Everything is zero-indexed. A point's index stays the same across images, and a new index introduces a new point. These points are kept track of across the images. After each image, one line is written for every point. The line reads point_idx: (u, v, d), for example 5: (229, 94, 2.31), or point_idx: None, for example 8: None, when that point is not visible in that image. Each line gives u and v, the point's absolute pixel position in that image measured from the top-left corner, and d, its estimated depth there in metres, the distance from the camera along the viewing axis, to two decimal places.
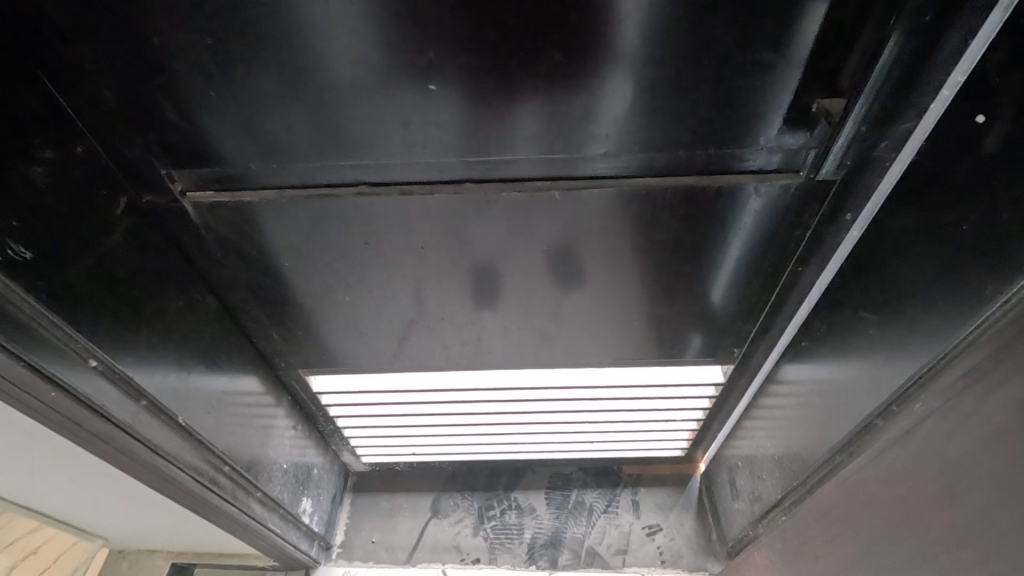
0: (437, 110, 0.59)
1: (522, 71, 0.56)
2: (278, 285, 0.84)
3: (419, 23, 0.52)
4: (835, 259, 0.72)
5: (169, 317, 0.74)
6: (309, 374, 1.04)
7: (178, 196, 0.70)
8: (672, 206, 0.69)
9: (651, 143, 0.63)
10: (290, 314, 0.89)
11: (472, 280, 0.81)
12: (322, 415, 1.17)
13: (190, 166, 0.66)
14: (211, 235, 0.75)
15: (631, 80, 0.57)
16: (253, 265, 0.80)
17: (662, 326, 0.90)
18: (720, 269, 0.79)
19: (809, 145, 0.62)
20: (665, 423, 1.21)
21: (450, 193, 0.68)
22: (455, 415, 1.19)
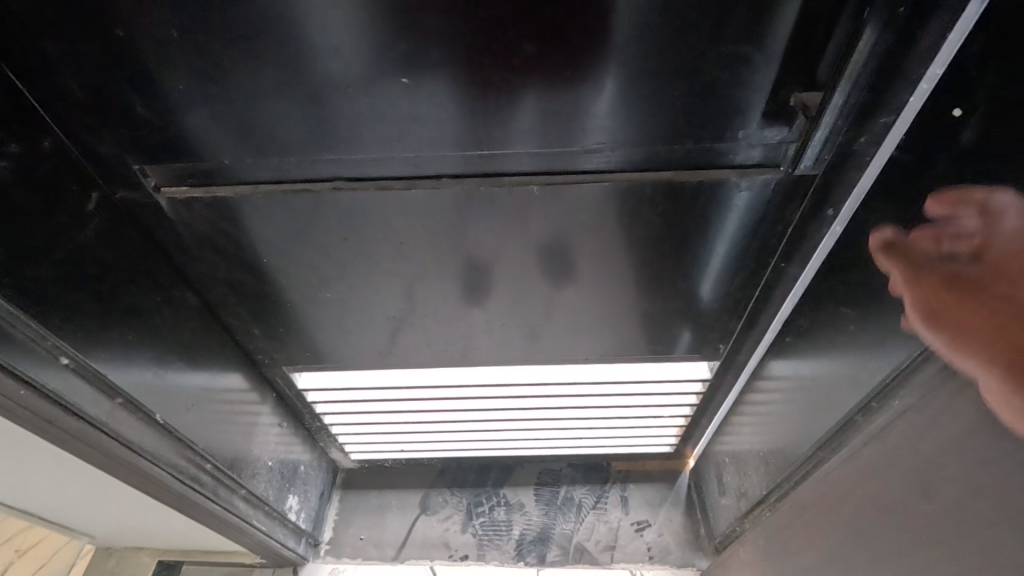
0: (411, 105, 0.59)
1: (494, 64, 0.55)
2: (258, 282, 0.83)
3: (389, 16, 0.51)
4: (818, 256, 0.72)
5: (145, 314, 0.74)
6: (293, 371, 1.04)
7: (153, 192, 0.69)
8: (652, 202, 0.68)
9: (629, 138, 0.62)
10: (272, 311, 0.89)
11: (454, 276, 0.81)
12: (308, 412, 1.17)
13: (163, 161, 0.66)
14: (187, 231, 0.75)
15: (606, 74, 0.56)
16: (232, 261, 0.79)
17: (646, 322, 0.90)
18: (703, 265, 0.78)
19: (788, 139, 0.62)
20: (653, 420, 1.21)
21: (428, 188, 0.67)
22: (442, 412, 1.19)
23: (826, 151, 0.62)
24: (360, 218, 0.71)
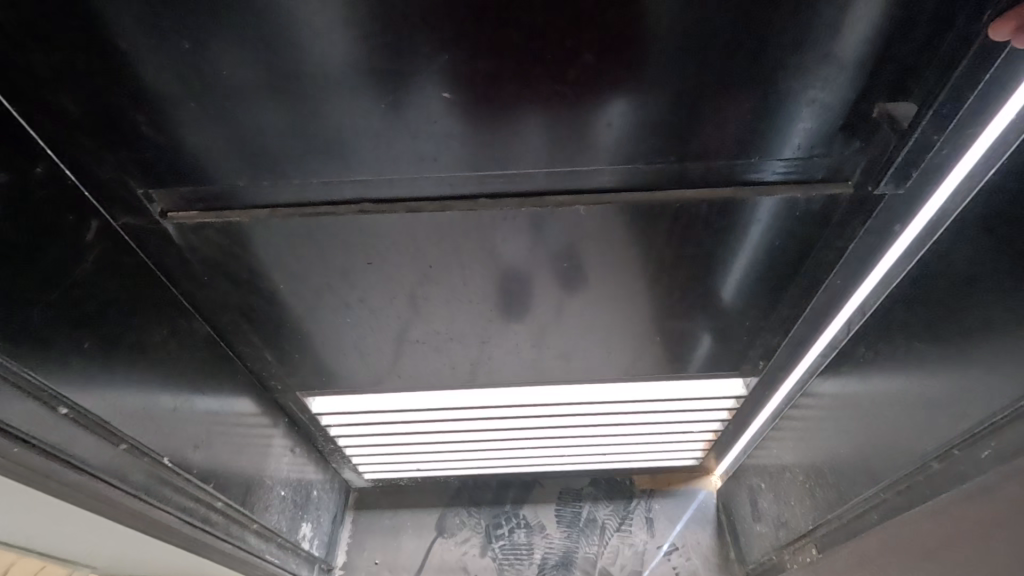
0: (449, 121, 0.53)
1: (543, 74, 0.50)
2: (273, 306, 0.78)
3: (428, 22, 0.46)
4: (878, 277, 0.68)
5: (150, 348, 0.68)
6: (306, 396, 0.99)
7: (160, 217, 0.65)
8: (703, 221, 0.64)
9: (684, 154, 0.57)
10: (287, 335, 0.84)
11: (485, 299, 0.76)
12: (322, 435, 1.12)
13: (168, 183, 0.62)
14: (195, 256, 0.70)
15: (665, 85, 0.51)
16: (246, 285, 0.75)
17: (682, 342, 0.86)
18: (749, 283, 0.74)
19: (861, 152, 0.58)
20: (681, 436, 1.16)
21: (464, 212, 0.62)
22: (463, 432, 1.14)
23: (903, 165, 0.58)
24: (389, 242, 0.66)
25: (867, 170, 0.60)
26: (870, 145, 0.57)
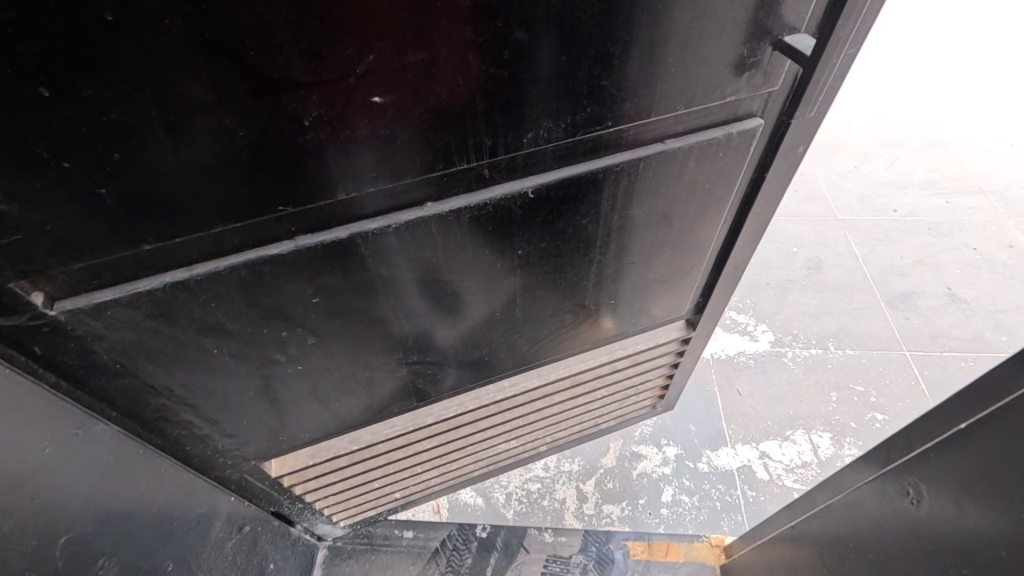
0: (384, 121, 0.60)
1: (466, 63, 0.59)
2: (205, 374, 0.76)
3: (348, 28, 0.52)
4: (779, 182, 0.99)
5: (19, 481, 0.62)
6: (265, 462, 0.99)
7: (46, 307, 0.57)
8: (632, 175, 0.82)
9: (603, 119, 0.72)
10: (226, 406, 0.82)
11: (447, 306, 0.91)
12: (286, 497, 1.11)
13: (54, 266, 0.55)
14: (102, 346, 0.64)
15: (583, 58, 0.64)
16: (169, 366, 0.71)
17: (629, 293, 1.10)
18: (668, 231, 0.98)
19: (759, 94, 0.81)
20: (637, 377, 1.37)
21: (413, 214, 0.72)
22: (437, 450, 1.25)
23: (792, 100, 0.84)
24: (338, 260, 0.72)
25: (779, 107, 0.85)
26: (767, 87, 0.81)
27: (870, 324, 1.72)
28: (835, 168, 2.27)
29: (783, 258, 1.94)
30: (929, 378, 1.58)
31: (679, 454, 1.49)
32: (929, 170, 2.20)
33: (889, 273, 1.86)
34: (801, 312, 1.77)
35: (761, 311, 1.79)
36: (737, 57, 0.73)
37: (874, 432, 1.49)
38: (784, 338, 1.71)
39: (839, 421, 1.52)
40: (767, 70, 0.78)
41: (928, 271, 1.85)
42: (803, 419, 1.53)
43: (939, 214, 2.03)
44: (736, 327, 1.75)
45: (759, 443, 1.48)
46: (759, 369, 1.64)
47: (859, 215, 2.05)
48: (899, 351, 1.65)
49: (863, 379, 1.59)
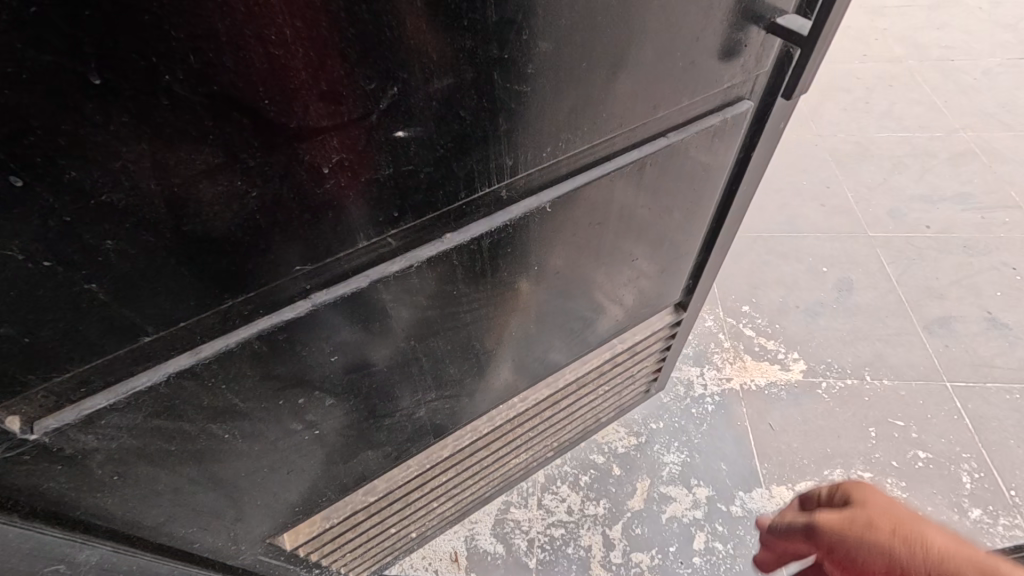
0: (407, 158, 0.52)
1: (490, 84, 0.52)
2: (214, 463, 0.66)
3: (370, 58, 0.44)
4: (763, 159, 0.93)
5: None
6: (274, 538, 0.90)
7: (25, 431, 0.48)
8: (642, 173, 0.76)
9: (619, 122, 0.66)
10: (235, 489, 0.73)
11: (463, 342, 0.83)
12: (303, 567, 1.01)
13: (35, 380, 0.46)
14: (97, 458, 0.55)
15: (600, 63, 0.57)
16: (173, 462, 0.62)
17: (633, 292, 1.03)
18: (669, 225, 0.92)
19: (751, 76, 0.75)
20: (630, 368, 1.31)
21: (433, 249, 0.64)
22: (450, 481, 1.17)
23: (778, 82, 0.79)
24: (360, 315, 0.64)
25: (769, 85, 0.79)
26: (755, 70, 0.75)
27: (907, 350, 1.64)
28: (864, 178, 2.14)
29: (812, 278, 1.83)
30: (972, 412, 1.50)
31: (710, 497, 1.40)
32: (962, 183, 2.10)
33: (925, 295, 1.77)
34: (834, 339, 1.67)
35: (791, 336, 1.69)
36: (732, 43, 0.67)
37: (916, 471, 1.41)
38: (817, 366, 1.62)
39: (879, 459, 1.44)
40: (759, 52, 0.72)
41: (966, 293, 1.76)
42: (841, 457, 1.45)
43: (973, 230, 1.94)
44: (766, 355, 1.65)
45: (795, 484, 1.41)
46: (792, 401, 1.55)
47: (890, 231, 1.95)
48: (940, 382, 1.56)
49: (903, 413, 1.51)
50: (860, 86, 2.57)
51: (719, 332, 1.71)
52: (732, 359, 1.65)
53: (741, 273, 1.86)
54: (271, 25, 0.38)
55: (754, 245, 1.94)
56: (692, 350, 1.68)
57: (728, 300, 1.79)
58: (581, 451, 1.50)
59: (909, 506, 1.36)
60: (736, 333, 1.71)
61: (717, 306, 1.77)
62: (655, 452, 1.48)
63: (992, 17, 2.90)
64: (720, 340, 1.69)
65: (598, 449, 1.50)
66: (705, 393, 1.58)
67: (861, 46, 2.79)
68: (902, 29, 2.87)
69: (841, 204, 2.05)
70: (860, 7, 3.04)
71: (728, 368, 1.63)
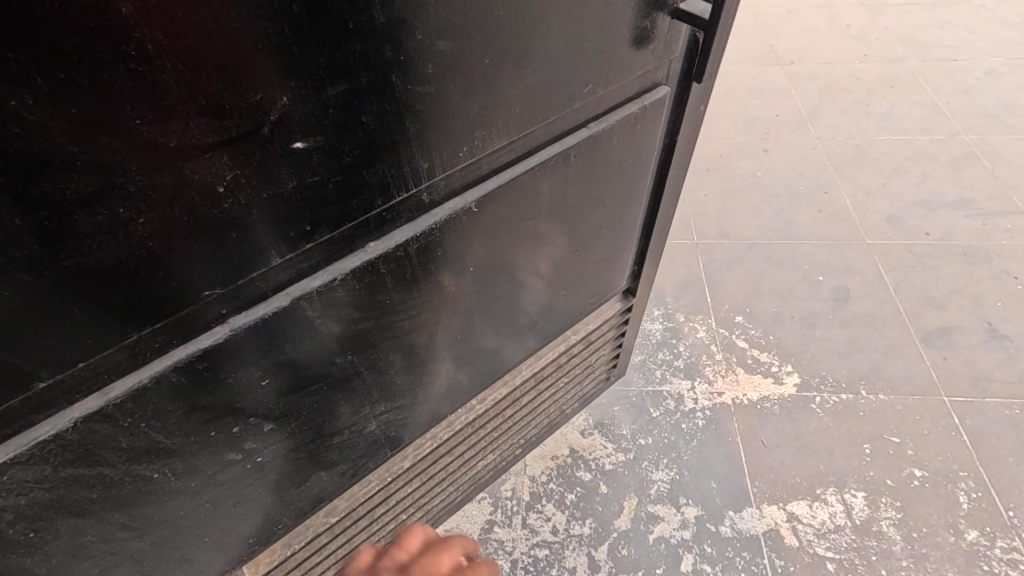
0: (311, 168, 0.53)
1: (388, 87, 0.52)
2: (146, 506, 0.64)
3: (251, 70, 0.44)
4: (689, 144, 0.96)
5: None
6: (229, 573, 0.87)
7: None
8: (566, 165, 0.77)
9: (533, 117, 0.68)
10: (177, 537, 0.71)
11: (409, 349, 0.82)
12: None
13: None
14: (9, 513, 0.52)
15: (503, 57, 0.58)
16: (100, 511, 0.60)
17: (579, 282, 1.05)
18: (605, 215, 0.94)
19: (665, 63, 0.78)
20: (585, 356, 1.31)
21: (357, 259, 0.64)
22: (416, 492, 1.15)
23: (691, 68, 0.82)
24: (284, 333, 0.63)
25: (684, 70, 0.82)
26: (668, 57, 0.78)
27: (904, 363, 1.59)
28: (862, 183, 2.09)
29: (807, 287, 1.79)
30: (970, 428, 1.46)
31: (699, 516, 1.37)
32: (962, 187, 2.05)
33: (923, 304, 1.72)
34: (830, 351, 1.63)
35: (785, 348, 1.65)
36: (642, 31, 0.70)
37: (911, 490, 1.37)
38: (812, 380, 1.57)
39: (873, 477, 1.40)
40: (668, 38, 0.74)
41: (966, 302, 1.72)
42: (834, 475, 1.40)
43: (974, 237, 1.89)
44: (759, 368, 1.60)
45: (786, 503, 1.37)
46: (785, 417, 1.51)
47: (888, 238, 1.90)
48: (937, 397, 1.52)
49: (898, 428, 1.47)
50: (860, 87, 2.51)
51: (712, 343, 1.67)
52: (723, 372, 1.60)
53: (734, 282, 1.81)
54: (128, 41, 0.37)
55: (748, 252, 1.89)
56: (683, 362, 1.63)
57: (720, 310, 1.74)
58: (567, 469, 1.46)
59: (904, 527, 1.32)
60: (728, 345, 1.66)
61: (710, 316, 1.73)
62: (644, 469, 1.45)
63: (997, 15, 2.83)
64: (712, 352, 1.65)
65: (585, 465, 1.46)
66: (696, 407, 1.54)
67: (862, 46, 2.73)
68: (904, 28, 2.81)
69: (838, 210, 2.00)
70: (862, 5, 2.98)
71: (719, 382, 1.59)
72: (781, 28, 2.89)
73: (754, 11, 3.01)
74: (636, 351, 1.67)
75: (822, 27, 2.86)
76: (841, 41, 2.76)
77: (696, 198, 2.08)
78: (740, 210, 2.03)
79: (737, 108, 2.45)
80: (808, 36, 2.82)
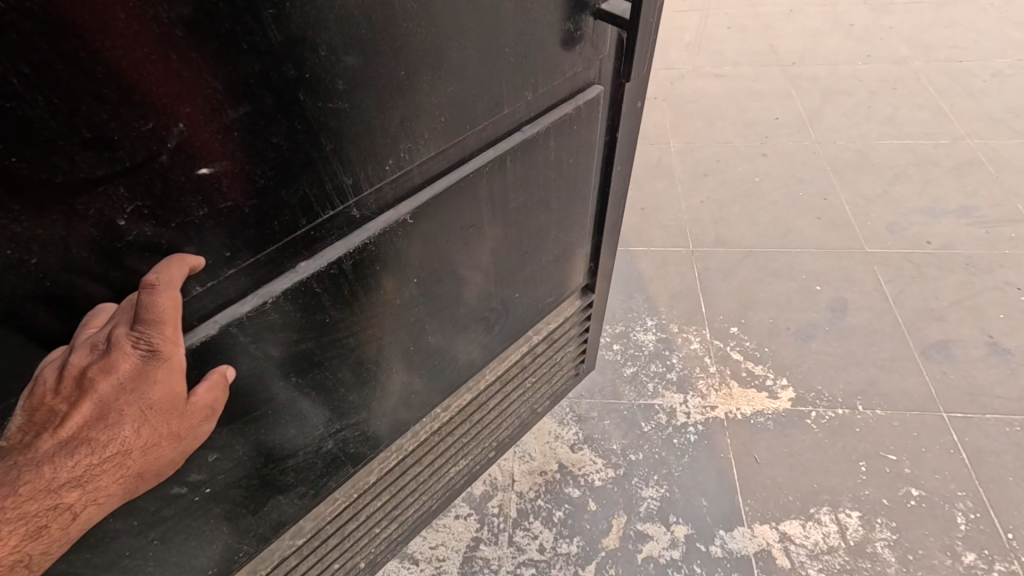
0: (221, 195, 0.59)
1: (291, 106, 0.57)
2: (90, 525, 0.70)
3: (136, 99, 0.48)
4: (628, 137, 1.03)
5: None
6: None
7: None
8: (498, 170, 0.84)
9: (460, 127, 0.75)
10: (125, 567, 0.80)
11: (365, 353, 0.90)
12: None
13: None
14: None
15: (417, 67, 0.64)
16: None
17: (533, 277, 1.13)
18: (549, 215, 1.02)
19: (593, 63, 0.85)
20: (549, 357, 1.38)
21: (286, 280, 0.71)
22: (387, 504, 1.20)
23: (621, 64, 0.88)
24: (209, 358, 0.69)
25: (616, 64, 0.88)
26: (597, 55, 0.84)
27: (901, 378, 1.55)
28: (862, 189, 2.05)
29: (805, 298, 1.75)
30: (970, 446, 1.42)
31: (689, 536, 1.34)
32: (966, 195, 2.00)
33: (923, 317, 1.68)
34: (825, 364, 1.59)
35: (780, 360, 1.61)
36: (566, 33, 0.76)
37: (907, 510, 1.34)
38: (806, 395, 1.54)
39: (868, 496, 1.36)
40: (592, 39, 0.81)
41: (967, 314, 1.68)
42: (828, 493, 1.37)
43: (977, 246, 1.84)
44: (754, 382, 1.57)
45: (779, 522, 1.34)
46: (779, 433, 1.47)
47: (888, 246, 1.86)
48: (936, 413, 1.48)
49: (895, 445, 1.43)
50: (861, 88, 2.46)
51: (705, 355, 1.64)
52: (717, 385, 1.57)
53: (730, 292, 1.77)
54: None
55: (745, 261, 1.85)
56: (676, 374, 1.60)
57: (715, 320, 1.71)
58: (555, 485, 1.43)
59: (900, 548, 1.29)
60: (722, 357, 1.63)
61: (704, 327, 1.70)
62: (634, 485, 1.42)
63: (1004, 14, 2.77)
64: (705, 364, 1.62)
65: (574, 481, 1.43)
66: (688, 422, 1.51)
67: (865, 46, 2.67)
68: (909, 28, 2.75)
69: (838, 217, 1.96)
70: (866, 4, 2.92)
71: (712, 396, 1.55)
72: (783, 28, 2.83)
73: (756, 9, 2.96)
74: (627, 362, 1.64)
75: (825, 27, 2.81)
76: (843, 42, 2.71)
77: (691, 204, 2.05)
78: (736, 217, 1.99)
79: (736, 111, 2.41)
80: (808, 36, 2.77)
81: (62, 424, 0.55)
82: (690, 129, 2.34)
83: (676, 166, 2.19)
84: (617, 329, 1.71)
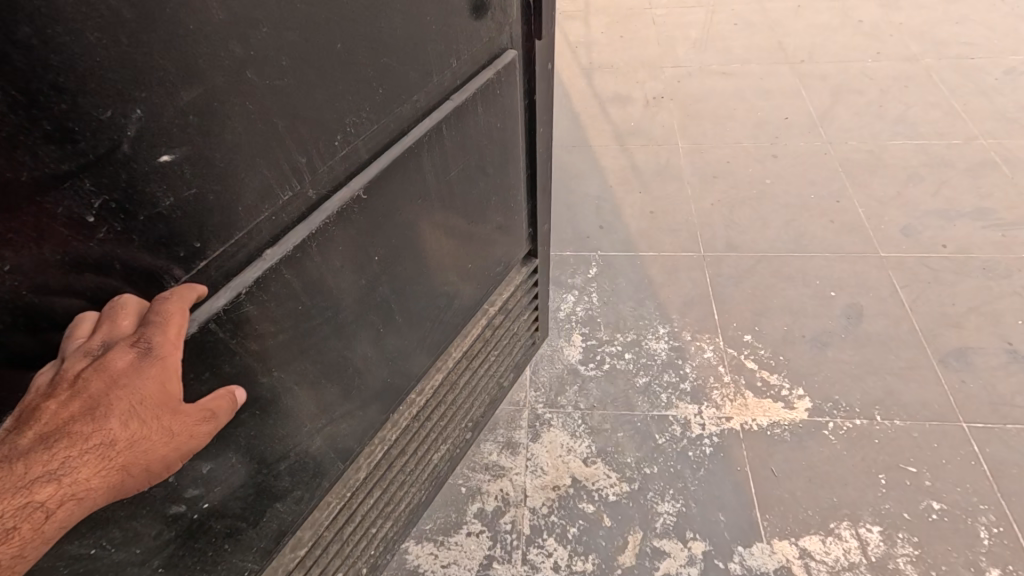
0: (185, 182, 0.55)
1: (239, 85, 0.55)
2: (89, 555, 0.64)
3: (94, 86, 0.45)
4: (544, 97, 1.08)
5: None
6: None
7: None
8: (437, 140, 0.84)
9: (399, 97, 0.75)
10: None
11: (337, 342, 0.86)
12: None
13: None
14: None
15: (352, 39, 0.65)
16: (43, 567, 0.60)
17: (480, 246, 1.12)
18: (489, 180, 1.03)
19: (505, 27, 0.89)
20: (505, 333, 1.38)
21: (255, 269, 0.66)
22: (377, 500, 1.16)
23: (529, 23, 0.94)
24: (196, 364, 0.64)
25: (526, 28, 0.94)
26: (506, 20, 0.89)
27: (920, 387, 1.52)
28: (876, 191, 2.01)
29: (819, 303, 1.71)
30: (991, 457, 1.40)
31: (706, 552, 1.31)
32: (980, 197, 1.96)
33: (941, 323, 1.65)
34: (842, 373, 1.56)
35: (795, 369, 1.58)
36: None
37: (929, 525, 1.31)
38: (824, 404, 1.51)
39: (888, 510, 1.34)
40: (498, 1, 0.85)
41: (985, 321, 1.65)
42: (847, 507, 1.35)
43: (993, 250, 1.81)
44: (769, 392, 1.54)
45: (799, 538, 1.31)
46: (796, 445, 1.45)
47: (903, 250, 1.83)
48: (956, 423, 1.45)
49: (914, 457, 1.41)
50: (873, 87, 2.42)
51: (719, 364, 1.60)
52: (732, 395, 1.54)
53: (743, 297, 1.74)
54: None
55: (757, 266, 1.82)
56: (689, 385, 1.57)
57: (728, 328, 1.67)
58: (569, 500, 1.40)
59: (921, 564, 1.27)
60: (736, 366, 1.60)
61: (717, 335, 1.66)
62: (649, 500, 1.39)
63: (1015, 10, 2.72)
64: (719, 373, 1.58)
65: (587, 496, 1.40)
66: (703, 434, 1.48)
67: (875, 43, 2.63)
68: (919, 24, 2.70)
69: (851, 221, 1.93)
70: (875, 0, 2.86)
71: (727, 407, 1.52)
72: (790, 25, 2.78)
73: (765, 6, 2.91)
74: (640, 372, 1.60)
75: (834, 23, 2.76)
76: (853, 40, 2.65)
77: (702, 206, 2.01)
78: (748, 221, 1.95)
79: (745, 111, 2.36)
80: (819, 35, 2.70)
81: (47, 419, 0.47)
82: (697, 130, 2.29)
83: (686, 166, 2.15)
84: (629, 337, 1.68)
